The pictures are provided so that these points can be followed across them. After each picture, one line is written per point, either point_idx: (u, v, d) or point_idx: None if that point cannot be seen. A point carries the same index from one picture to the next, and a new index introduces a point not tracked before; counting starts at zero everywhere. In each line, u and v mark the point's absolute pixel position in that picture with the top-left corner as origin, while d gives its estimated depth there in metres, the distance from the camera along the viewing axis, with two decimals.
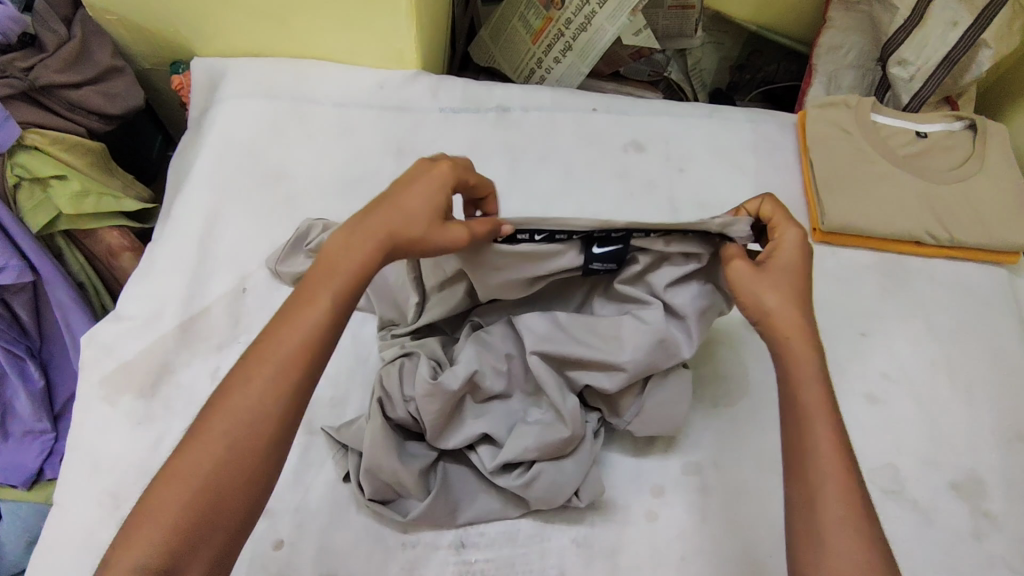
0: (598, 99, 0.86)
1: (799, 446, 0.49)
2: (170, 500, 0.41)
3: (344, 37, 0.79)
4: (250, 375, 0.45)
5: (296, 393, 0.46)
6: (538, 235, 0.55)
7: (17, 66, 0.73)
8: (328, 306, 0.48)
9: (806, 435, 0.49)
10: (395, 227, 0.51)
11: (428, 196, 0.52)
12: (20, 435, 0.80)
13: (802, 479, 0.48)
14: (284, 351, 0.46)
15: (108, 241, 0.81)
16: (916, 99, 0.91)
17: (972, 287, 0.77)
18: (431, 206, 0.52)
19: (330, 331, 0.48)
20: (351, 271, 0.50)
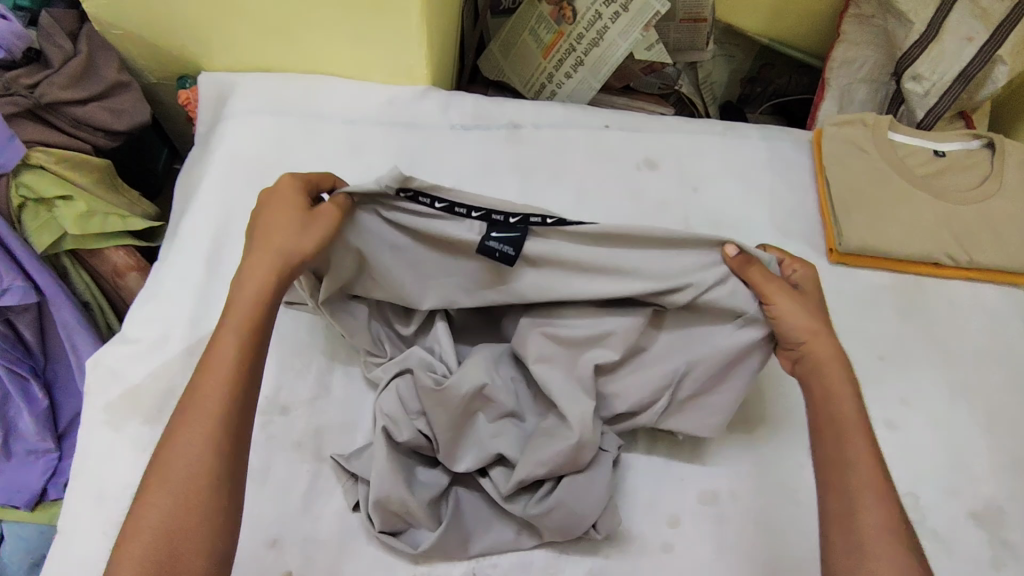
0: (610, 115, 0.84)
1: (833, 461, 0.52)
2: (126, 558, 0.42)
3: (353, 53, 0.79)
4: (176, 426, 0.46)
5: (219, 422, 0.46)
6: (439, 203, 0.58)
7: (21, 83, 0.72)
8: (233, 340, 0.49)
9: (840, 451, 0.52)
10: (278, 242, 0.54)
11: (284, 207, 0.56)
12: (24, 454, 0.79)
13: (840, 491, 0.50)
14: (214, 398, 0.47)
15: (114, 261, 0.80)
16: (930, 116, 0.89)
17: (991, 309, 0.76)
18: (289, 212, 0.55)
19: (247, 361, 0.49)
20: (251, 303, 0.51)
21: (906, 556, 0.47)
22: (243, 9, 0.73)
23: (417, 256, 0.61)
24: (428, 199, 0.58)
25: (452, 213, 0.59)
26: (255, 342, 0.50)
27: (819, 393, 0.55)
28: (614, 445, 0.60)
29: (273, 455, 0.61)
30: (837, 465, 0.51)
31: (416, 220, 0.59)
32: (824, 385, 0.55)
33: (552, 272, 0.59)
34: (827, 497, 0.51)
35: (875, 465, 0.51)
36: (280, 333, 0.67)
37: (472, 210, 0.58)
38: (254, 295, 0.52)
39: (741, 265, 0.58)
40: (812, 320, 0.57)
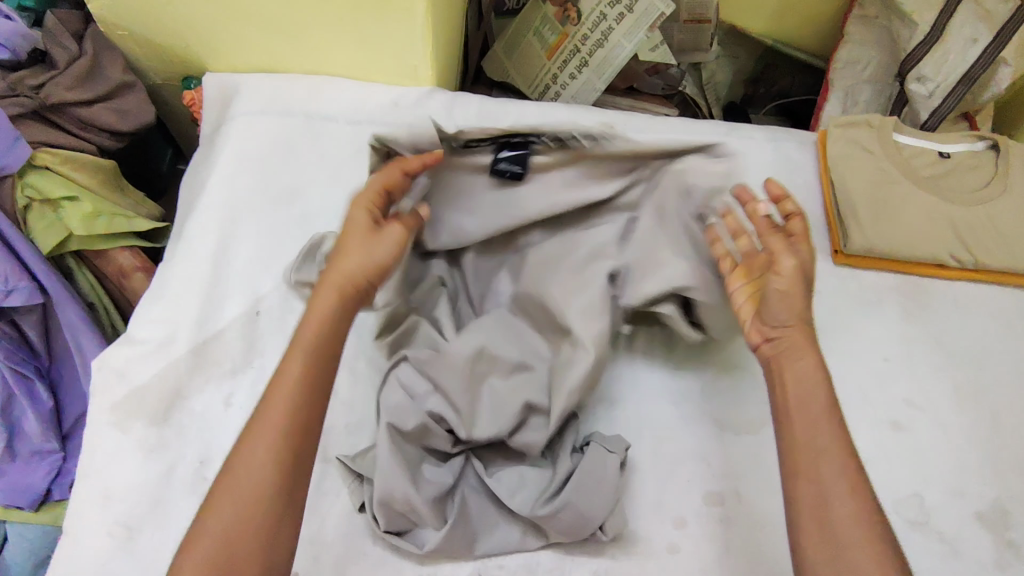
0: (615, 116, 0.84)
1: (804, 449, 0.52)
2: (193, 556, 0.47)
3: (359, 54, 0.79)
4: (245, 441, 0.51)
5: (281, 442, 0.50)
6: (458, 143, 0.68)
7: (27, 83, 0.72)
8: (298, 364, 0.53)
9: (811, 437, 0.52)
10: (347, 266, 0.58)
11: (349, 237, 0.59)
12: (27, 456, 0.79)
13: (810, 478, 0.51)
14: (288, 414, 0.51)
15: (119, 261, 0.79)
16: (935, 116, 0.89)
17: (996, 311, 0.75)
18: (355, 241, 0.59)
19: (314, 384, 0.53)
20: (321, 327, 0.55)
21: (874, 537, 0.48)
22: (248, 10, 0.73)
23: (439, 187, 0.68)
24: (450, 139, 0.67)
25: (471, 150, 0.67)
26: (326, 362, 0.54)
27: (790, 381, 0.56)
28: (621, 448, 0.60)
29: None
30: (810, 451, 0.52)
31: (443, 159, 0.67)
32: (799, 378, 0.55)
33: (555, 184, 0.67)
34: (797, 485, 0.51)
35: (845, 452, 0.52)
36: (286, 335, 0.67)
37: (486, 140, 0.67)
38: (324, 321, 0.55)
39: (774, 241, 0.61)
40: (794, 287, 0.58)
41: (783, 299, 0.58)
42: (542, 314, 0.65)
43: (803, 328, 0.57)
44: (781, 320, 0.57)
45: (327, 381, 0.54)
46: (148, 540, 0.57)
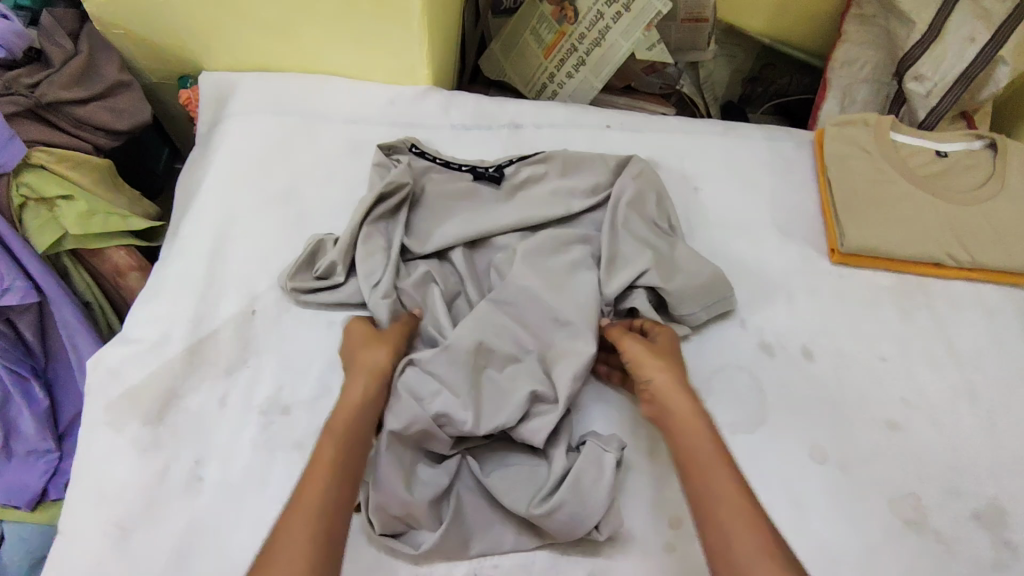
0: (612, 115, 0.84)
1: (704, 496, 0.50)
2: None
3: (355, 53, 0.78)
4: (282, 523, 0.48)
5: (322, 515, 0.48)
6: (438, 160, 0.75)
7: (22, 83, 0.72)
8: (330, 445, 0.53)
9: (708, 482, 0.51)
10: (365, 362, 0.60)
11: (358, 341, 0.62)
12: (24, 454, 0.79)
13: (718, 523, 0.48)
14: (329, 486, 0.50)
15: (115, 260, 0.79)
16: (933, 116, 0.89)
17: (993, 310, 0.75)
18: (363, 342, 0.62)
19: (348, 460, 0.52)
20: (352, 409, 0.56)
21: (785, 574, 0.45)
22: (244, 9, 0.73)
23: (422, 211, 0.72)
24: (431, 158, 0.75)
25: (449, 168, 0.75)
26: (358, 439, 0.54)
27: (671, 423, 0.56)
28: (616, 447, 0.59)
29: (275, 455, 0.60)
30: (710, 497, 0.50)
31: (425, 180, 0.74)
32: (688, 430, 0.55)
33: (530, 204, 0.72)
34: (705, 532, 0.49)
35: (744, 496, 0.50)
36: (282, 334, 0.67)
37: (462, 166, 0.75)
38: (351, 407, 0.56)
39: (616, 334, 0.64)
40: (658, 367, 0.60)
41: (643, 360, 0.61)
42: (538, 312, 0.65)
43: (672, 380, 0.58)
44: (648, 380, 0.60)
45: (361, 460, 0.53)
46: (142, 540, 0.57)
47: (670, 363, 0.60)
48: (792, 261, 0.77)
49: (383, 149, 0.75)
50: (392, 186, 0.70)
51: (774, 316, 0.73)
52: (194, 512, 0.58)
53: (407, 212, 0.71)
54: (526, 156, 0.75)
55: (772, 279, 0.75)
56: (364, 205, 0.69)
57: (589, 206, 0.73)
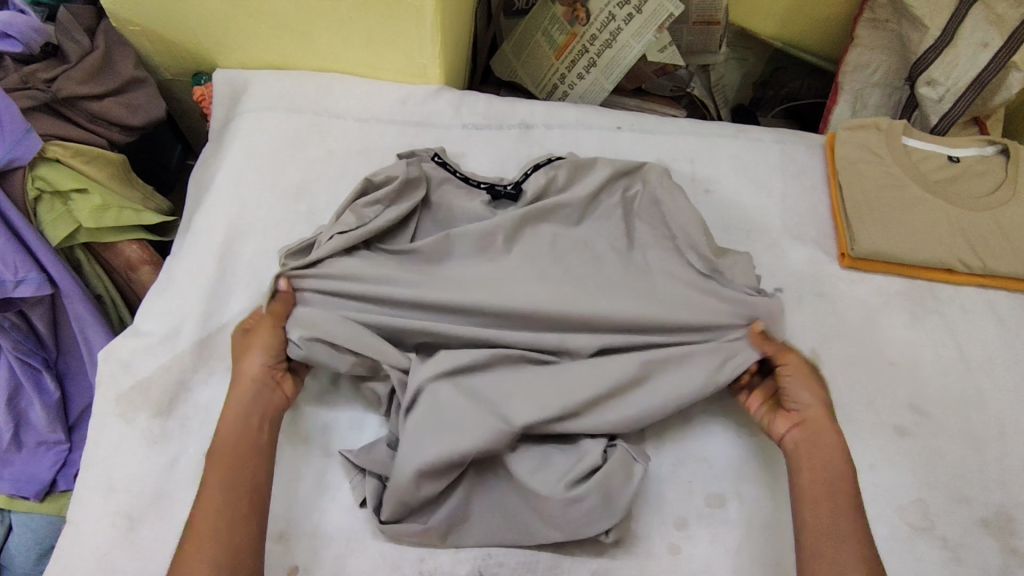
0: (622, 116, 0.84)
1: (821, 520, 0.55)
2: None
3: (369, 52, 0.79)
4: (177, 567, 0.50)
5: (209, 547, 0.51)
6: (458, 175, 0.73)
7: (40, 77, 0.72)
8: (212, 477, 0.55)
9: (832, 521, 0.55)
10: (239, 382, 0.60)
11: (237, 349, 0.63)
12: (34, 445, 0.80)
13: (830, 558, 0.53)
14: (207, 529, 0.52)
15: (127, 254, 0.80)
16: (945, 120, 0.88)
17: (1004, 318, 0.75)
18: (241, 348, 0.62)
19: (231, 487, 0.54)
20: (228, 431, 0.57)
21: None
22: (258, 8, 0.74)
23: (444, 210, 0.72)
24: (451, 169, 0.73)
25: (468, 183, 0.73)
26: (240, 463, 0.55)
27: (808, 455, 0.59)
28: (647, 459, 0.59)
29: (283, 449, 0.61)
30: (827, 534, 0.54)
31: (442, 191, 0.72)
32: (824, 462, 0.58)
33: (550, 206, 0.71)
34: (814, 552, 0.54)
35: (861, 536, 0.54)
36: None
37: (480, 183, 0.73)
38: (227, 428, 0.57)
39: (775, 349, 0.63)
40: (813, 396, 0.62)
41: (806, 384, 0.62)
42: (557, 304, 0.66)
43: (824, 413, 0.61)
44: (802, 404, 0.61)
45: (246, 478, 0.55)
46: (151, 531, 0.57)
47: (822, 394, 0.62)
48: (801, 264, 0.76)
49: (402, 155, 0.73)
50: (383, 179, 0.69)
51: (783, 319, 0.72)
52: None
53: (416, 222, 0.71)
54: (540, 161, 0.74)
55: (781, 282, 0.75)
56: (350, 197, 0.68)
57: (603, 197, 0.73)
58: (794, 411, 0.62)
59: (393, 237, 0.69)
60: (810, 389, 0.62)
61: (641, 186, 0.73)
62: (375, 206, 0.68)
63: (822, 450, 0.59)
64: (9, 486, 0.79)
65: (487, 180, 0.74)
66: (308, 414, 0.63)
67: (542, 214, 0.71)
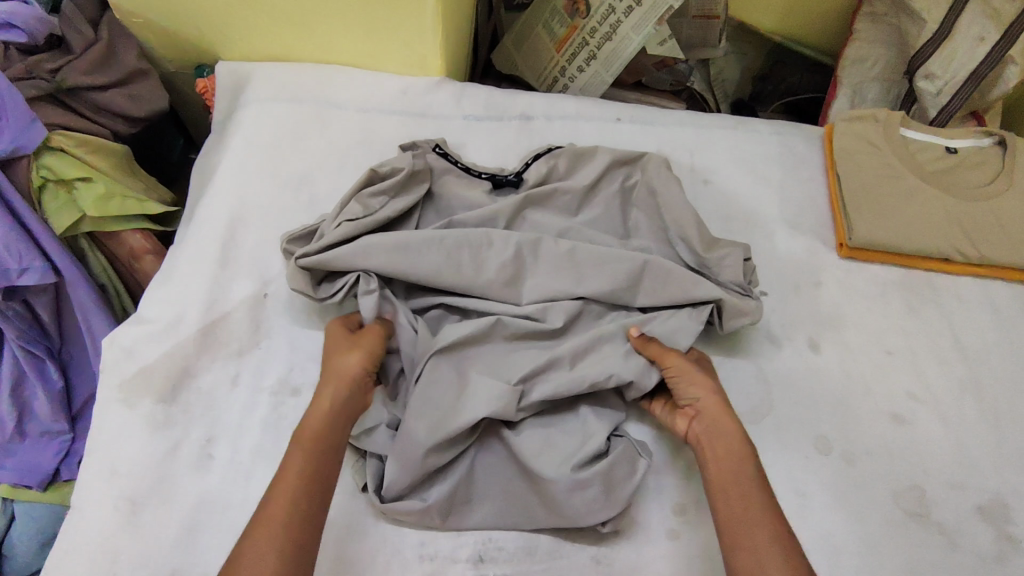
0: (622, 108, 0.85)
1: (734, 515, 0.51)
2: None
3: (371, 44, 0.80)
4: (252, 542, 0.47)
5: (285, 533, 0.48)
6: (459, 165, 0.74)
7: (45, 67, 0.73)
8: (298, 462, 0.52)
9: (746, 511, 0.51)
10: (332, 381, 0.58)
11: (338, 345, 0.61)
12: (37, 435, 0.80)
13: (748, 547, 0.48)
14: (286, 515, 0.49)
15: (130, 244, 0.80)
16: (943, 114, 0.89)
17: (1000, 308, 0.75)
18: (344, 346, 0.60)
19: (316, 479, 0.52)
20: (320, 421, 0.55)
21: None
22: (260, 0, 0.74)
23: (445, 199, 0.72)
24: (451, 159, 0.74)
25: (469, 173, 0.74)
26: (326, 464, 0.53)
27: (711, 450, 0.56)
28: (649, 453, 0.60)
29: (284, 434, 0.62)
30: (738, 522, 0.50)
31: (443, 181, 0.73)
32: (725, 451, 0.55)
33: (550, 196, 0.72)
34: (733, 553, 0.49)
35: (776, 521, 0.50)
36: (293, 317, 0.68)
37: (481, 173, 0.74)
38: (319, 419, 0.55)
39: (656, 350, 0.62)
40: (702, 393, 0.59)
41: (691, 380, 0.60)
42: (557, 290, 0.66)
43: (720, 404, 0.58)
44: (691, 399, 0.59)
45: (326, 480, 0.52)
46: (154, 513, 0.58)
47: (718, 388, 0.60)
48: (799, 254, 0.77)
49: (404, 147, 0.74)
50: (388, 170, 0.69)
51: (782, 308, 0.73)
52: (205, 488, 0.59)
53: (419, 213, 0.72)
54: (541, 151, 0.75)
55: (780, 272, 0.76)
56: (357, 184, 0.69)
57: (603, 186, 0.73)
58: (691, 409, 0.59)
59: (395, 228, 0.70)
60: (695, 383, 0.60)
61: (641, 175, 0.74)
62: (380, 198, 0.68)
63: (727, 440, 0.56)
64: (11, 475, 0.79)
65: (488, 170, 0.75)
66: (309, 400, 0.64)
67: (541, 201, 0.72)
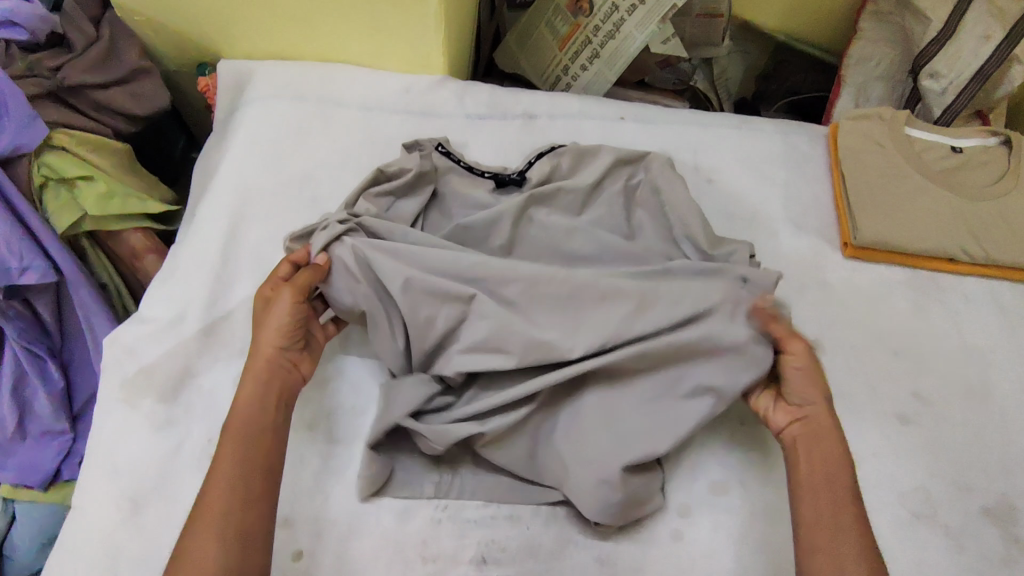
0: (625, 107, 0.84)
1: (821, 521, 0.51)
2: None
3: (373, 42, 0.79)
4: (195, 531, 0.48)
5: (225, 514, 0.49)
6: (462, 163, 0.74)
7: (45, 65, 0.73)
8: (228, 442, 0.52)
9: (835, 516, 0.51)
10: (257, 359, 0.58)
11: (263, 314, 0.60)
12: (38, 435, 0.80)
13: (829, 555, 0.50)
14: (222, 498, 0.49)
15: (131, 242, 0.80)
16: (947, 114, 0.88)
17: (1006, 307, 0.75)
18: (266, 314, 0.60)
19: (251, 456, 0.52)
20: (248, 399, 0.55)
21: None
22: None
23: (448, 198, 0.72)
24: (454, 158, 0.73)
25: (471, 171, 0.74)
26: (256, 440, 0.53)
27: (817, 457, 0.55)
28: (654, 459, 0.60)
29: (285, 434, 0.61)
30: (828, 528, 0.51)
31: (446, 179, 0.73)
32: (824, 460, 0.55)
33: (553, 196, 0.72)
34: (815, 558, 0.50)
35: (859, 532, 0.50)
36: None
37: (484, 172, 0.74)
38: (246, 398, 0.55)
39: (781, 332, 0.59)
40: (812, 394, 0.57)
41: (805, 382, 0.58)
42: None
43: (829, 411, 0.57)
44: (806, 402, 0.57)
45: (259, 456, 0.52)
46: (155, 513, 0.57)
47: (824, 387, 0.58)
48: (803, 253, 0.77)
49: (407, 146, 0.73)
50: (396, 170, 0.69)
51: (786, 307, 0.73)
52: None
53: (424, 212, 0.71)
54: (544, 151, 0.75)
55: (784, 271, 0.75)
56: (364, 183, 0.69)
57: (608, 185, 0.73)
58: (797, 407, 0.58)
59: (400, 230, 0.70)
60: (810, 382, 0.58)
61: (645, 173, 0.74)
62: (382, 197, 0.68)
63: (829, 450, 0.55)
64: (13, 475, 0.79)
65: (491, 168, 0.75)
66: (310, 399, 0.64)
67: (546, 199, 0.71)
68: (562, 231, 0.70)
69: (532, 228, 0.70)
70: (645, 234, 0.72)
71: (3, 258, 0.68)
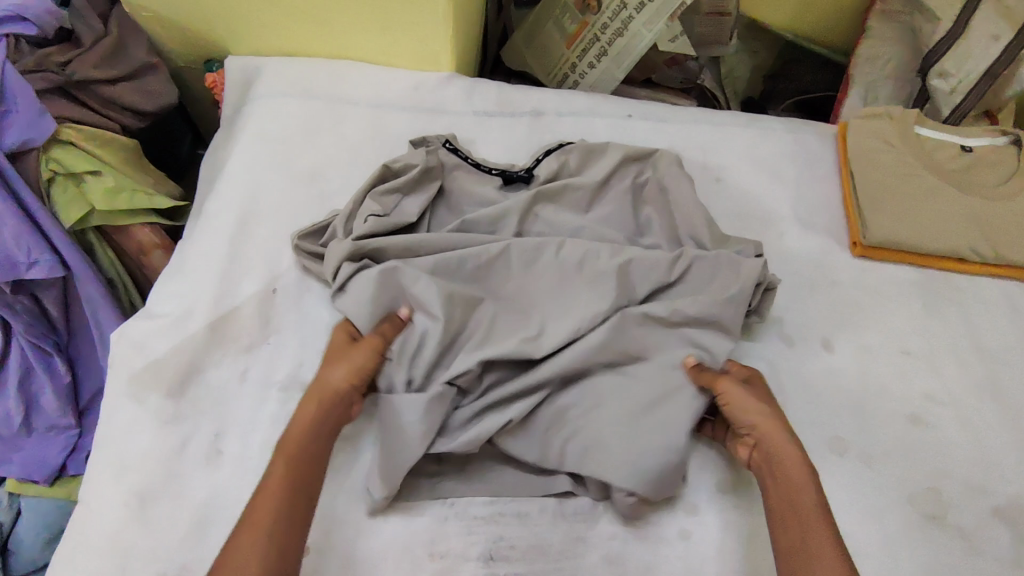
0: (633, 105, 0.84)
1: (787, 524, 0.51)
2: None
3: (382, 38, 0.79)
4: (234, 555, 0.47)
5: (270, 546, 0.47)
6: (470, 161, 0.73)
7: (54, 60, 0.72)
8: (281, 468, 0.52)
9: (797, 516, 0.51)
10: (319, 388, 0.57)
11: (332, 353, 0.60)
12: (44, 430, 0.80)
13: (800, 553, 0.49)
14: (269, 526, 0.48)
15: (140, 238, 0.80)
16: (956, 113, 0.88)
17: (1016, 307, 0.75)
18: (335, 353, 0.60)
19: (302, 488, 0.51)
20: (307, 430, 0.55)
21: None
22: None
23: (456, 195, 0.72)
24: (463, 155, 0.73)
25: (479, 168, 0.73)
26: (308, 466, 0.53)
27: (771, 465, 0.55)
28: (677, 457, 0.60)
29: None
30: (792, 527, 0.50)
31: (455, 176, 0.73)
32: (778, 466, 0.54)
33: (562, 193, 0.71)
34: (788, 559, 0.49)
35: (820, 524, 0.50)
36: (303, 312, 0.67)
37: (493, 169, 0.74)
38: (307, 429, 0.55)
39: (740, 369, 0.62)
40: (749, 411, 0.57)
41: (742, 403, 0.58)
42: None
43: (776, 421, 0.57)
44: (748, 422, 0.57)
45: (309, 491, 0.52)
46: (163, 509, 0.57)
47: (772, 407, 0.58)
48: (813, 252, 0.76)
49: (415, 142, 0.73)
50: (402, 167, 0.69)
51: (795, 306, 0.72)
52: (213, 485, 0.58)
53: (432, 208, 0.71)
54: (552, 148, 0.75)
55: (793, 270, 0.75)
56: (371, 180, 0.69)
57: (617, 183, 0.73)
58: (748, 435, 0.57)
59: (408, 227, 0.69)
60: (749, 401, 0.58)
61: (654, 171, 0.74)
62: (393, 194, 0.68)
63: (784, 459, 0.54)
64: (18, 470, 0.79)
65: (500, 166, 0.75)
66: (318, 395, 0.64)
67: (555, 197, 0.71)
68: (569, 228, 0.69)
69: (539, 224, 0.70)
70: (652, 232, 0.71)
71: (11, 252, 0.69)
